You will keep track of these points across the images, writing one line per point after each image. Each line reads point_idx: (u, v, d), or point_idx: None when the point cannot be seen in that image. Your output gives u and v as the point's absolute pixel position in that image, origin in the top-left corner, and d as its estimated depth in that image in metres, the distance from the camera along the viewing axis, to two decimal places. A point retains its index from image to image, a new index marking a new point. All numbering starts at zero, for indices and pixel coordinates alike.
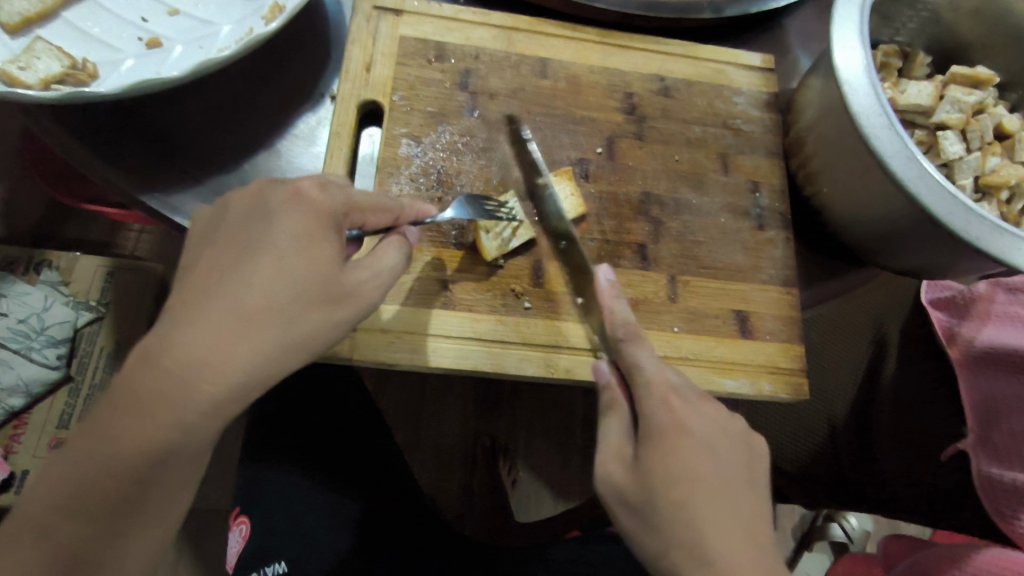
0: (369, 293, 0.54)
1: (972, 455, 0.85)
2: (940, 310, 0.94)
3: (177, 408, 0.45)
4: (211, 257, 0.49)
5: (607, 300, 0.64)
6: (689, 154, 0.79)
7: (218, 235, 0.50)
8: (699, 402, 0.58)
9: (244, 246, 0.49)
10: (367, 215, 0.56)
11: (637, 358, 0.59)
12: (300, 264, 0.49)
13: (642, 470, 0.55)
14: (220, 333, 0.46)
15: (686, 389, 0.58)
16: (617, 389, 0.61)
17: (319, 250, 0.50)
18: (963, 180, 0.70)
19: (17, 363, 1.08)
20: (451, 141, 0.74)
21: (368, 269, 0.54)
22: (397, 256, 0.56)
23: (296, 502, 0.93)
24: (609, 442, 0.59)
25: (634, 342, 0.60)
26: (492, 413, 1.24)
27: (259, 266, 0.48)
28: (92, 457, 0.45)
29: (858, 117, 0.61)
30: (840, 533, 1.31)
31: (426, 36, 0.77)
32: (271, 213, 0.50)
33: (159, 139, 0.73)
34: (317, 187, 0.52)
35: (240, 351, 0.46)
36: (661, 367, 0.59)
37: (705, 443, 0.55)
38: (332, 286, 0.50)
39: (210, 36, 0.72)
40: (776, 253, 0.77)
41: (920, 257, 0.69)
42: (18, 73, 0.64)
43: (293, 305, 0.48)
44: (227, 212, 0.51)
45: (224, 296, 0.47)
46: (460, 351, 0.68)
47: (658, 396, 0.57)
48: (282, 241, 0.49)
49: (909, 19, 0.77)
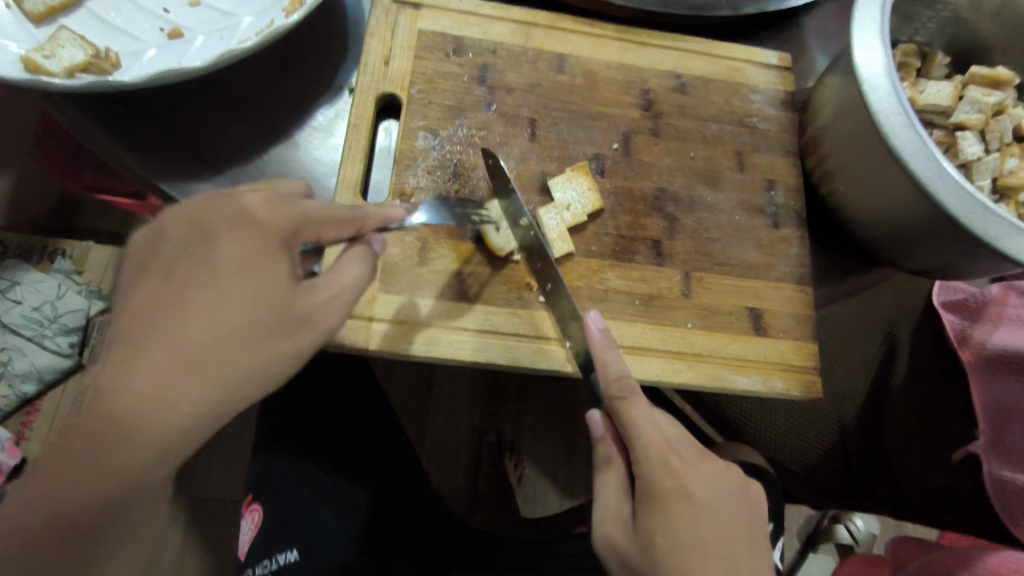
0: (329, 312, 0.53)
1: (984, 458, 0.86)
2: (953, 313, 0.96)
3: (130, 450, 0.45)
4: (151, 290, 0.48)
5: (602, 352, 0.61)
6: (705, 151, 0.79)
7: (156, 265, 0.49)
8: (696, 459, 0.59)
9: (189, 277, 0.48)
10: (323, 229, 0.55)
11: (632, 417, 0.58)
12: (250, 291, 0.49)
13: (643, 534, 0.57)
14: (169, 370, 0.45)
15: (681, 445, 0.59)
16: (609, 443, 0.62)
17: (268, 272, 0.50)
18: (980, 181, 0.70)
19: (29, 350, 1.10)
20: (468, 136, 0.74)
21: (326, 289, 0.53)
22: (359, 270, 0.55)
23: (307, 491, 0.94)
24: (608, 502, 0.60)
25: (631, 400, 0.59)
26: (498, 408, 1.26)
27: (205, 297, 0.48)
28: (50, 502, 0.45)
29: (877, 116, 0.62)
30: (845, 536, 1.33)
31: (445, 30, 0.78)
32: (216, 237, 0.50)
33: (177, 129, 0.73)
34: (262, 206, 0.52)
35: (191, 386, 0.46)
36: (655, 421, 0.59)
37: (705, 504, 0.57)
38: (286, 310, 0.50)
39: (231, 28, 0.72)
40: (791, 251, 0.76)
41: (936, 256, 0.69)
42: (43, 61, 0.65)
43: (244, 333, 0.48)
44: (162, 241, 0.50)
45: (170, 331, 0.46)
46: (475, 344, 0.68)
47: (656, 459, 0.57)
48: (227, 269, 0.49)
49: (928, 18, 0.77)
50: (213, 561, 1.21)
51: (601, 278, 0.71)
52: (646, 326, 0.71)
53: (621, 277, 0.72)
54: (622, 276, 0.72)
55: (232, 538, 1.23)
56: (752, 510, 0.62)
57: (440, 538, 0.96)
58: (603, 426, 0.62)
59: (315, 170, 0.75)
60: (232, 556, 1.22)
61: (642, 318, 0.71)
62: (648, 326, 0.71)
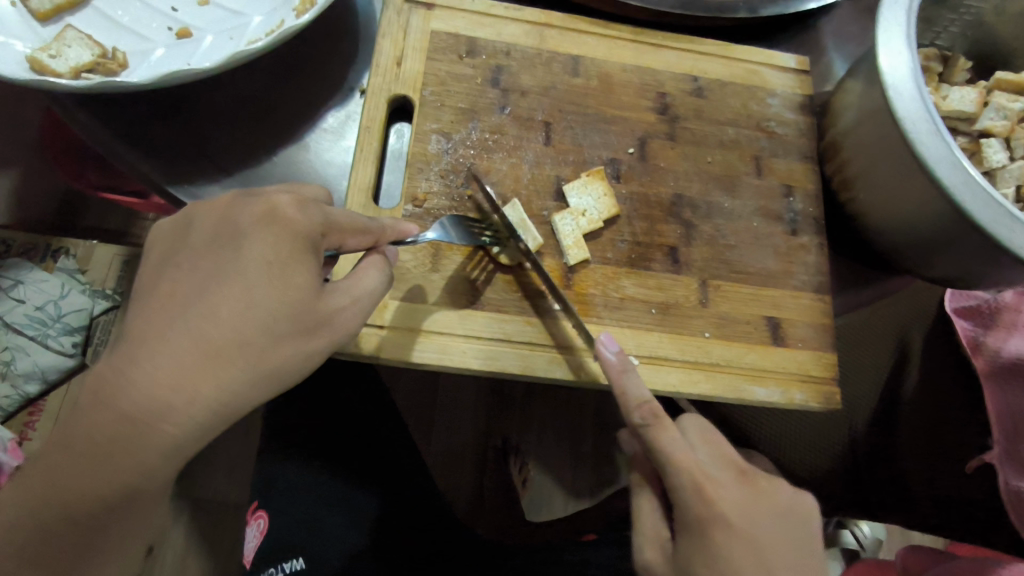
0: (347, 321, 0.52)
1: (999, 467, 0.86)
2: (964, 319, 0.95)
3: (140, 447, 0.45)
4: (174, 284, 0.47)
5: (620, 378, 0.59)
6: (721, 156, 0.77)
7: (183, 258, 0.49)
8: (730, 482, 0.59)
9: (212, 274, 0.47)
10: (346, 236, 0.53)
11: (660, 442, 0.58)
12: (272, 295, 0.47)
13: (682, 558, 0.58)
14: (181, 370, 0.45)
15: (715, 468, 0.60)
16: (642, 466, 0.65)
17: (291, 277, 0.48)
18: (1005, 189, 0.68)
19: (32, 350, 1.09)
20: (481, 139, 0.73)
21: (346, 295, 0.52)
22: (378, 279, 0.54)
23: (317, 499, 0.93)
24: (646, 523, 0.63)
25: (655, 426, 0.58)
26: (504, 413, 1.23)
27: (225, 297, 0.46)
28: (54, 496, 0.45)
29: (902, 122, 0.60)
30: (852, 540, 1.31)
31: (458, 31, 0.76)
32: (242, 233, 0.48)
33: (185, 129, 0.72)
34: (294, 206, 0.49)
35: (202, 389, 0.45)
36: (685, 445, 0.58)
37: (743, 527, 0.56)
38: (305, 315, 0.49)
39: (240, 27, 0.71)
40: (809, 259, 0.75)
41: (959, 265, 0.67)
42: (49, 61, 0.63)
43: (260, 338, 0.47)
44: (191, 232, 0.50)
45: (185, 330, 0.45)
46: (488, 351, 0.67)
47: (689, 485, 0.57)
48: (251, 270, 0.47)
49: (951, 22, 0.75)
50: (216, 564, 1.20)
51: (617, 285, 0.70)
52: (663, 336, 0.69)
53: (637, 285, 0.70)
54: (638, 284, 0.71)
55: (236, 540, 1.22)
56: (798, 524, 0.61)
57: (450, 547, 0.95)
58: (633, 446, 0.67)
59: (325, 173, 0.74)
60: (235, 560, 1.21)
61: (658, 327, 0.70)
62: (665, 336, 0.69)
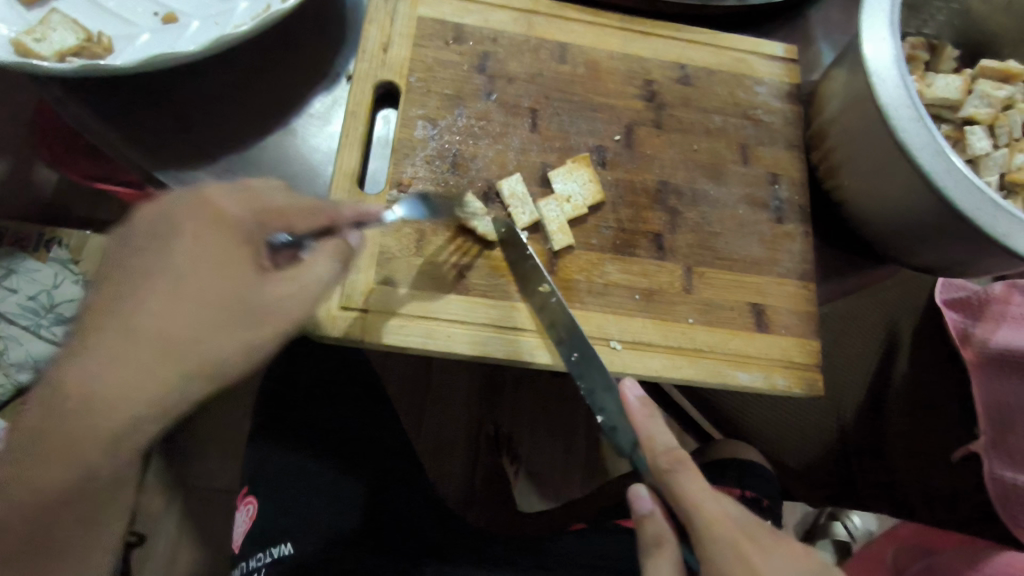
0: (291, 307, 0.50)
1: (986, 457, 0.89)
2: (955, 310, 0.98)
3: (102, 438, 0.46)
4: (112, 285, 0.47)
5: (644, 422, 0.59)
6: (708, 143, 0.78)
7: (124, 258, 0.48)
8: (771, 545, 0.54)
9: (149, 272, 0.47)
10: (289, 217, 0.53)
11: (692, 493, 0.54)
12: (213, 288, 0.47)
13: None
14: (132, 368, 0.46)
15: (757, 528, 0.54)
16: (659, 519, 0.56)
17: (232, 271, 0.48)
18: (987, 177, 0.69)
19: (25, 339, 1.08)
20: (467, 125, 0.73)
21: (292, 281, 0.51)
22: (326, 266, 0.53)
23: (298, 489, 0.94)
24: None
25: (683, 473, 0.55)
26: (494, 402, 1.25)
27: (162, 295, 0.46)
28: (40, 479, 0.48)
29: (885, 108, 0.60)
30: (842, 532, 1.28)
31: (444, 17, 0.76)
32: (175, 229, 0.48)
33: (170, 115, 0.72)
34: (230, 201, 0.50)
35: (156, 387, 0.46)
36: (719, 500, 0.55)
37: None
38: (250, 306, 0.49)
39: (226, 12, 0.71)
40: (795, 246, 0.75)
41: (942, 252, 0.67)
42: (34, 44, 0.63)
43: (208, 333, 0.47)
44: (128, 231, 0.49)
45: (127, 328, 0.45)
46: (476, 337, 0.67)
47: (727, 541, 0.52)
48: (191, 264, 0.47)
49: (937, 11, 0.75)
50: (206, 554, 1.20)
51: (601, 271, 0.70)
52: (646, 321, 0.70)
53: (622, 271, 0.71)
54: (623, 270, 0.71)
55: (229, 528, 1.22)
56: None
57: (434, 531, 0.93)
58: (651, 501, 0.56)
59: (311, 159, 0.74)
60: (226, 548, 1.21)
61: (642, 312, 0.70)
62: (649, 321, 0.70)
